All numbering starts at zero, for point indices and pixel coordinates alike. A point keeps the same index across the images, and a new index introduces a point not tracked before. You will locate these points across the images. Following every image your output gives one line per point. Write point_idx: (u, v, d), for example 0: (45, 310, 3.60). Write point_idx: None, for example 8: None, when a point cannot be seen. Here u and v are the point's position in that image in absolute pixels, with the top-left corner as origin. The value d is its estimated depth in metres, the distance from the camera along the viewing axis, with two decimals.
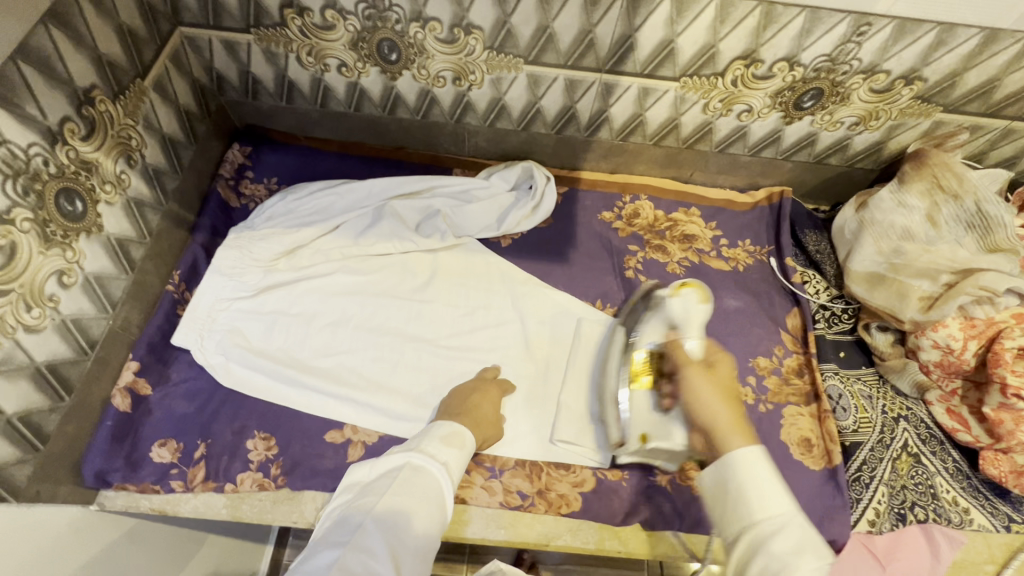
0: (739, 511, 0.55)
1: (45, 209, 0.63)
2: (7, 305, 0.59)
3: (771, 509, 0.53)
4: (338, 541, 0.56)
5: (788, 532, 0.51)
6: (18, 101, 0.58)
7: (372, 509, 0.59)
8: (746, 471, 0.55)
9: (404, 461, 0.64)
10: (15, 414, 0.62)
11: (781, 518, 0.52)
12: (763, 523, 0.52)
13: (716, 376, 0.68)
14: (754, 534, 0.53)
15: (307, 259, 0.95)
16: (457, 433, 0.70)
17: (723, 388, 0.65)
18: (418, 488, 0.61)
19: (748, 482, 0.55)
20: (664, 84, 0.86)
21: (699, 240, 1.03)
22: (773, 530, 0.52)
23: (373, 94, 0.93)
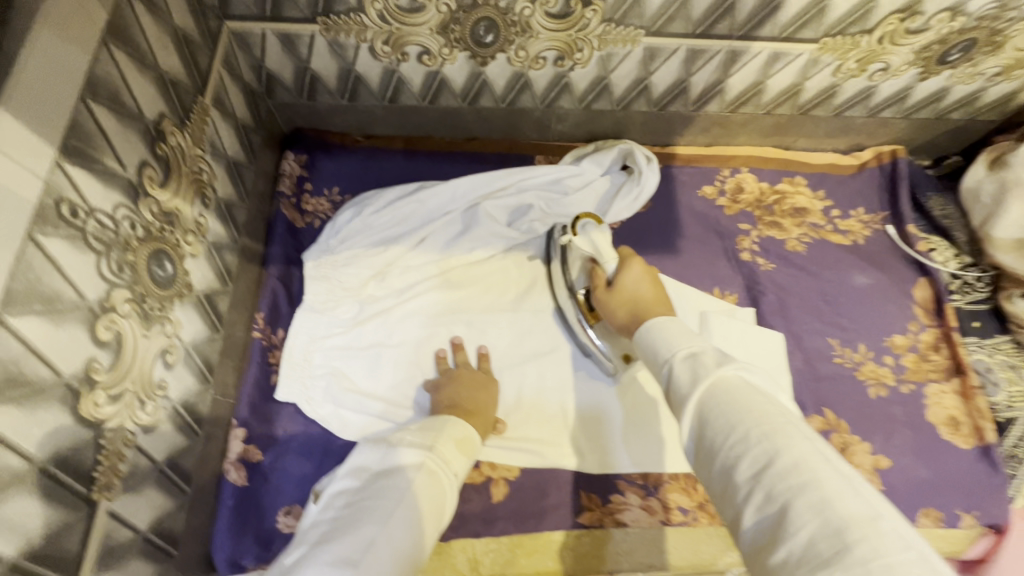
0: (650, 371, 0.50)
1: (140, 282, 0.51)
2: (124, 409, 0.48)
3: (678, 349, 0.47)
4: (339, 554, 0.45)
5: (695, 365, 0.44)
6: (96, 154, 0.45)
7: (384, 521, 0.48)
8: (658, 324, 0.51)
9: (419, 463, 0.54)
10: (149, 528, 0.53)
11: (690, 356, 0.46)
12: (665, 367, 0.47)
13: (618, 295, 0.66)
14: (665, 371, 0.47)
15: (398, 281, 0.82)
16: (468, 433, 0.62)
17: (626, 304, 0.64)
18: (431, 498, 0.52)
19: (656, 338, 0.50)
20: (800, 47, 0.75)
21: (811, 213, 0.95)
22: (672, 373, 0.46)
23: (455, 83, 0.80)
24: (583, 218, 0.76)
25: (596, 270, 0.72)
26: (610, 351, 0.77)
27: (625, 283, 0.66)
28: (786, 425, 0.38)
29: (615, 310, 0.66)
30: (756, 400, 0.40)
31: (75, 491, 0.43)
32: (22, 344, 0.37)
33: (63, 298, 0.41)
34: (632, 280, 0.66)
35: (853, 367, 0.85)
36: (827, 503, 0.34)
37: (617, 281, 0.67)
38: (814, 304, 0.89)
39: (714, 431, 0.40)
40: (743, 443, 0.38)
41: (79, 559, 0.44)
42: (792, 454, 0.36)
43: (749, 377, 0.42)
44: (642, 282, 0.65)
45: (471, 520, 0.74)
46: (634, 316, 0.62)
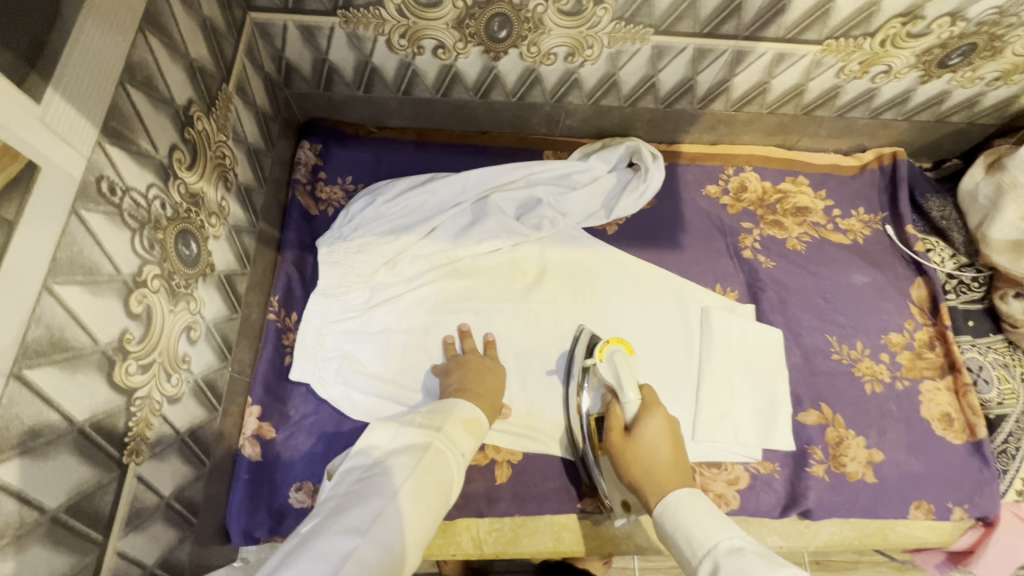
0: (686, 562, 0.56)
1: (168, 260, 0.53)
2: (153, 379, 0.51)
3: (718, 542, 0.53)
4: (350, 524, 0.47)
5: (739, 562, 0.50)
6: (132, 135, 0.47)
7: (392, 494, 0.50)
8: (688, 511, 0.58)
9: (428, 442, 0.57)
10: (172, 495, 0.55)
11: (731, 552, 0.52)
12: (704, 562, 0.53)
13: (638, 447, 0.67)
14: (701, 574, 0.53)
15: (409, 268, 0.84)
16: (474, 418, 0.64)
17: (646, 464, 0.65)
18: (438, 475, 0.54)
19: (693, 524, 0.56)
20: (805, 48, 0.77)
21: (812, 212, 0.97)
22: (715, 568, 0.52)
23: (468, 77, 0.82)
24: (609, 347, 0.76)
25: (614, 406, 0.72)
26: (613, 493, 0.74)
27: (645, 438, 0.67)
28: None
29: (632, 464, 0.66)
30: None
31: (108, 453, 0.45)
32: (65, 311, 0.40)
33: (101, 272, 0.44)
34: (654, 434, 0.67)
35: (849, 362, 0.87)
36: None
37: (636, 433, 0.68)
38: (813, 300, 0.91)
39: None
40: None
41: (110, 519, 0.46)
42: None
43: (796, 573, 0.48)
44: (663, 438, 0.67)
45: (476, 501, 0.77)
46: (655, 484, 0.63)
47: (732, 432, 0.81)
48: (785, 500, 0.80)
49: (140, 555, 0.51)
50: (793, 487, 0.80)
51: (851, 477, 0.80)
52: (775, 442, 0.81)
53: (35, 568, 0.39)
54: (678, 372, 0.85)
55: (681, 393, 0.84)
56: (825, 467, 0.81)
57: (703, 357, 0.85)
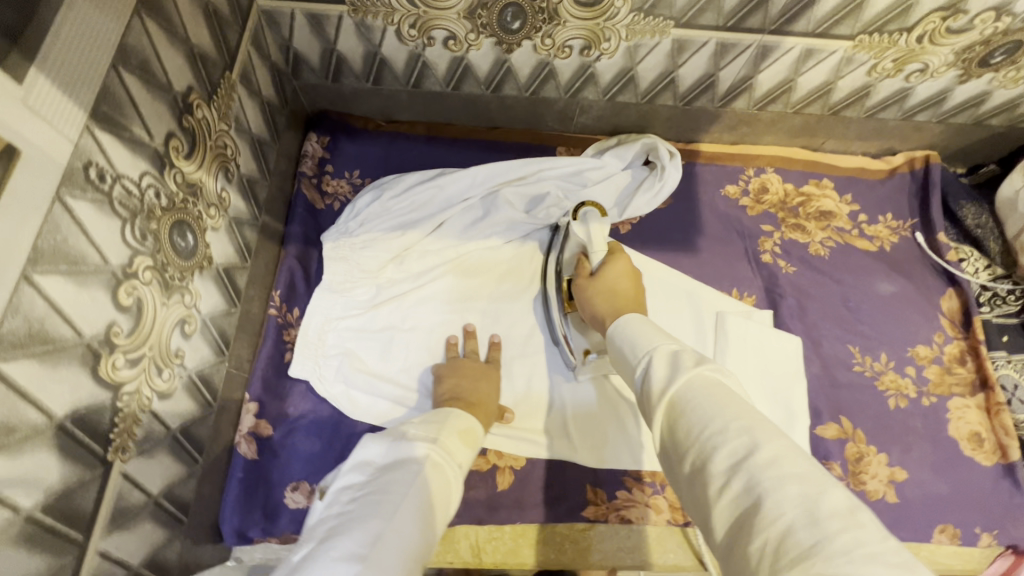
0: (627, 368, 0.49)
1: (161, 251, 0.51)
2: (142, 374, 0.49)
3: (660, 346, 0.46)
4: (349, 550, 0.43)
5: (675, 360, 0.43)
6: (125, 121, 0.45)
7: (391, 513, 0.47)
8: (636, 326, 0.51)
9: (424, 455, 0.54)
10: (161, 493, 0.54)
11: (671, 352, 0.44)
12: (643, 358, 0.46)
13: (601, 281, 0.67)
14: (638, 372, 0.46)
15: (414, 265, 0.82)
16: (469, 426, 0.62)
17: (605, 293, 0.65)
18: (436, 490, 0.51)
19: (636, 337, 0.49)
20: (835, 44, 0.73)
21: (837, 217, 0.93)
22: (649, 365, 0.45)
23: (479, 70, 0.80)
24: (582, 208, 0.78)
25: (583, 259, 0.74)
26: (577, 346, 0.76)
27: (608, 276, 0.68)
28: (762, 425, 0.36)
29: (592, 298, 0.67)
30: (731, 397, 0.38)
31: (92, 450, 0.44)
32: (46, 302, 0.38)
33: (87, 262, 0.42)
34: (615, 273, 0.68)
35: (872, 375, 0.83)
36: (814, 500, 0.31)
37: (601, 272, 0.69)
38: (836, 309, 0.87)
39: (682, 445, 0.38)
40: (721, 433, 0.36)
41: (93, 517, 0.44)
42: (773, 450, 0.34)
43: (726, 379, 0.40)
44: (623, 275, 0.67)
45: (476, 507, 0.74)
46: (610, 306, 0.63)
47: None
48: None
49: (126, 555, 0.49)
50: None
51: (872, 496, 0.76)
52: None
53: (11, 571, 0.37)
54: None
55: None
56: (844, 484, 0.77)
57: (717, 366, 0.82)
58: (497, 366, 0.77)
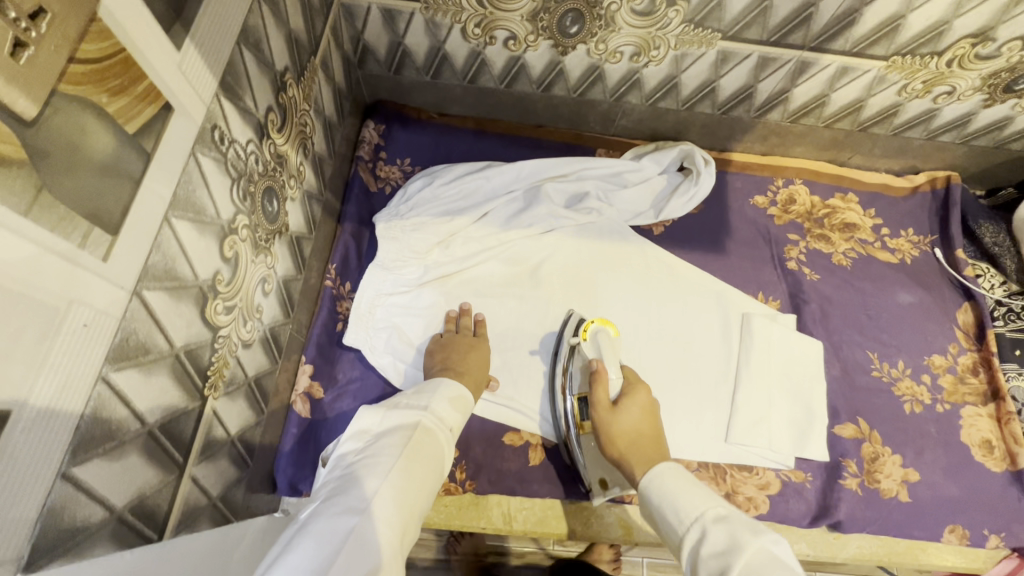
0: (670, 535, 0.54)
1: (256, 214, 0.57)
2: (232, 323, 0.54)
3: (706, 510, 0.52)
4: (350, 502, 0.46)
5: (729, 529, 0.49)
6: (241, 92, 0.51)
7: (387, 472, 0.50)
8: (673, 483, 0.58)
9: (417, 421, 0.57)
10: (236, 434, 0.59)
11: (719, 520, 0.51)
12: (692, 530, 0.52)
13: (619, 420, 0.69)
14: (688, 546, 0.51)
15: (461, 249, 0.87)
16: (459, 392, 0.66)
17: (629, 437, 0.67)
18: (428, 452, 0.55)
19: (677, 498, 0.55)
20: (869, 63, 0.78)
21: (860, 229, 0.97)
22: (703, 535, 0.50)
23: (534, 69, 0.85)
24: (592, 327, 0.80)
25: (601, 372, 0.74)
26: (592, 472, 0.74)
27: (627, 415, 0.70)
28: None
29: (616, 439, 0.68)
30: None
31: (194, 382, 0.49)
32: (177, 244, 0.43)
33: (207, 213, 0.47)
34: (633, 412, 0.70)
35: (889, 380, 0.87)
36: None
37: (622, 407, 0.71)
38: (856, 316, 0.91)
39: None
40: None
41: (189, 444, 0.49)
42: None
43: (777, 551, 0.46)
44: (643, 415, 0.70)
45: (510, 479, 0.78)
46: (640, 461, 0.64)
47: (766, 437, 0.81)
48: (816, 509, 0.80)
49: (208, 485, 0.54)
50: (824, 497, 0.80)
51: (885, 494, 0.80)
52: (810, 451, 0.81)
53: (134, 476, 0.42)
54: (715, 375, 0.86)
55: (717, 395, 0.85)
56: (859, 480, 0.81)
57: (742, 362, 0.86)
58: (485, 341, 0.81)
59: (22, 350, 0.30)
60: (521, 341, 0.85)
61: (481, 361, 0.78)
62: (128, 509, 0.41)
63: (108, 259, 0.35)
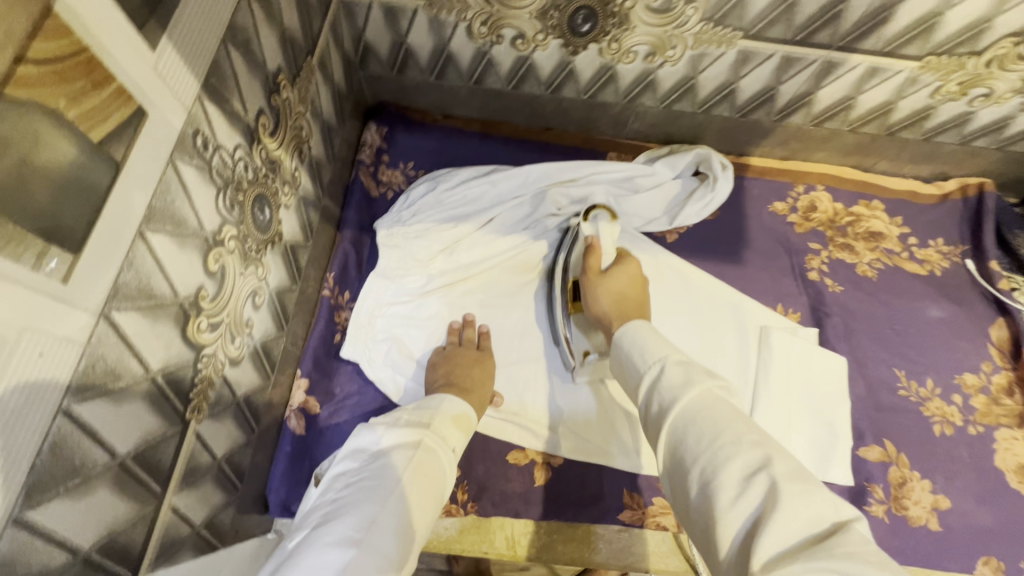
0: (630, 374, 0.52)
1: (245, 223, 0.53)
2: (219, 340, 0.51)
3: (669, 354, 0.49)
4: (344, 532, 0.42)
5: (687, 368, 0.46)
6: (227, 94, 0.47)
7: (385, 498, 0.46)
8: (642, 334, 0.54)
9: (418, 439, 0.53)
10: (223, 457, 0.55)
11: (682, 362, 0.48)
12: (653, 367, 0.49)
13: (609, 282, 0.70)
14: (645, 381, 0.49)
15: (465, 257, 0.84)
16: (460, 410, 0.62)
17: (614, 297, 0.68)
18: (430, 474, 0.51)
19: (644, 344, 0.52)
20: (901, 64, 0.73)
21: (886, 238, 0.92)
22: (662, 372, 0.48)
23: (543, 70, 0.81)
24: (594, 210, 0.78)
25: (594, 245, 0.74)
26: (577, 345, 0.76)
27: (617, 279, 0.70)
28: (765, 439, 0.40)
29: (601, 299, 0.69)
30: (734, 416, 0.42)
31: (175, 407, 0.45)
32: (154, 261, 0.40)
33: (188, 225, 0.44)
34: (624, 276, 0.71)
35: (917, 400, 0.82)
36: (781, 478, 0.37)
37: (611, 273, 0.71)
38: (882, 331, 0.86)
39: (700, 430, 0.42)
40: (731, 446, 0.39)
41: (169, 472, 0.46)
42: (782, 462, 0.38)
43: (729, 398, 0.44)
44: (633, 280, 0.70)
45: (513, 500, 0.75)
46: (619, 314, 0.65)
47: None
48: None
49: (191, 512, 0.51)
50: None
51: (913, 522, 0.75)
52: (833, 475, 0.76)
53: (103, 512, 0.38)
54: (731, 392, 0.82)
55: None
56: (885, 507, 0.76)
57: (760, 378, 0.82)
58: (489, 355, 0.77)
59: None
60: (527, 354, 0.81)
61: (484, 376, 0.74)
62: (96, 550, 0.38)
63: (68, 281, 0.32)
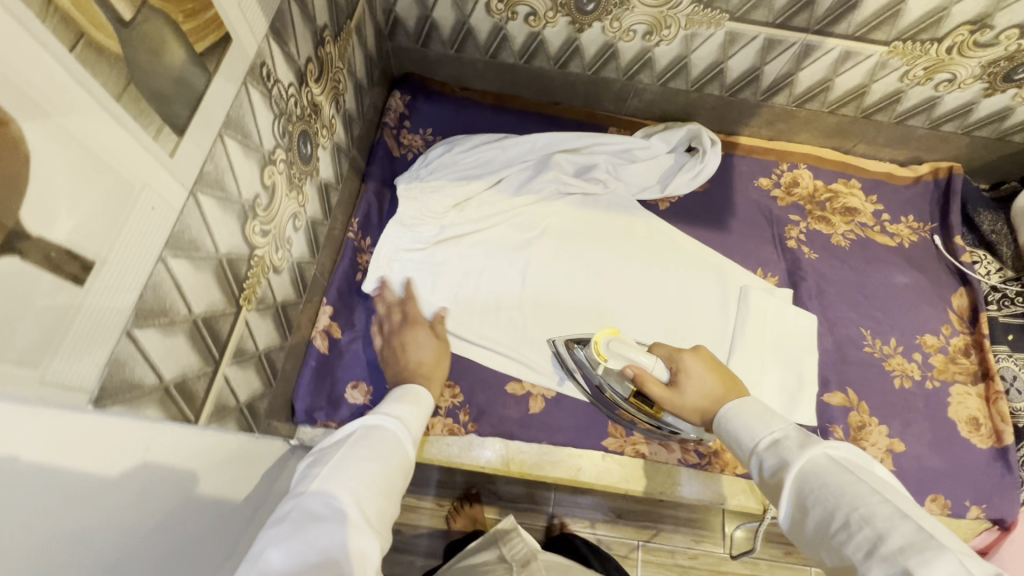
0: (738, 456, 0.59)
1: (292, 151, 0.63)
2: (267, 246, 0.61)
3: (760, 438, 0.56)
4: (297, 509, 0.48)
5: (779, 450, 0.53)
6: (287, 38, 0.57)
7: (332, 472, 0.51)
8: (739, 414, 0.60)
9: (364, 425, 0.59)
10: (263, 351, 0.65)
11: (776, 442, 0.54)
12: (753, 458, 0.56)
13: (684, 397, 0.69)
14: (754, 464, 0.56)
15: (475, 212, 0.93)
16: (410, 391, 0.68)
17: (702, 405, 0.68)
18: (379, 445, 0.56)
19: (740, 425, 0.59)
20: (871, 48, 0.82)
21: (861, 213, 1.01)
22: (762, 461, 0.54)
23: (552, 45, 0.91)
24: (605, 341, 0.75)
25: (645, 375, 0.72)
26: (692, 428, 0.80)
27: (688, 385, 0.69)
28: (883, 509, 0.44)
29: (692, 414, 0.69)
30: (850, 488, 0.46)
31: (232, 290, 0.55)
32: (227, 159, 0.50)
33: (252, 139, 0.54)
34: (693, 377, 0.70)
35: (881, 356, 0.90)
36: (899, 547, 0.41)
37: (680, 384, 0.70)
38: (852, 294, 0.94)
39: (815, 512, 0.47)
40: (845, 530, 0.45)
41: (225, 345, 0.55)
42: (900, 533, 0.42)
43: (837, 460, 0.49)
44: (702, 377, 0.70)
45: (510, 424, 0.83)
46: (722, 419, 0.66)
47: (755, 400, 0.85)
48: None
49: (237, 390, 0.60)
50: None
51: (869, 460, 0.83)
52: (798, 415, 0.85)
53: (180, 356, 0.48)
54: (712, 342, 0.90)
55: None
56: None
57: (737, 330, 0.90)
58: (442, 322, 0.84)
59: (104, 225, 0.36)
60: (526, 300, 0.91)
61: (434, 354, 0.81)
62: (174, 384, 0.47)
63: (173, 156, 0.42)
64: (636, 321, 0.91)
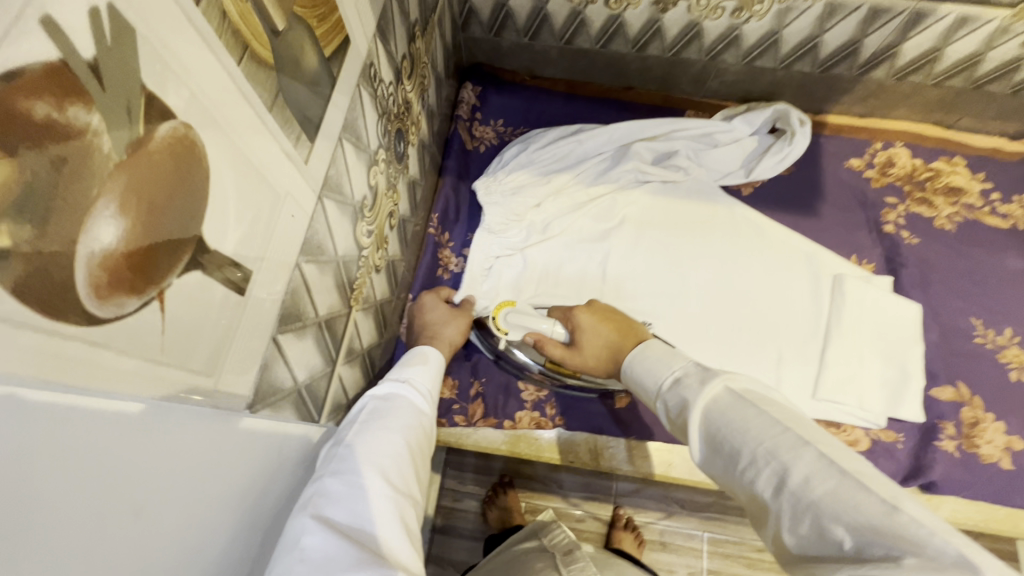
0: (643, 398, 0.54)
1: (390, 150, 0.63)
2: (372, 245, 0.62)
3: (662, 379, 0.51)
4: (342, 469, 0.47)
5: (680, 391, 0.48)
6: (389, 35, 0.57)
7: (371, 434, 0.51)
8: (642, 354, 0.55)
9: (392, 390, 0.59)
10: (367, 345, 0.66)
11: (677, 380, 0.49)
12: (657, 402, 0.51)
13: (582, 351, 0.64)
14: (659, 406, 0.51)
15: (553, 207, 0.91)
16: (423, 351, 0.67)
17: (601, 355, 0.63)
18: (408, 412, 0.57)
19: (642, 367, 0.53)
20: (992, 12, 0.75)
21: (966, 193, 0.94)
22: (667, 404, 0.50)
23: (632, 28, 0.87)
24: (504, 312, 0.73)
25: (543, 340, 0.67)
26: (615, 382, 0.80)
27: (584, 337, 0.65)
28: (780, 437, 0.41)
29: (593, 364, 0.64)
30: (752, 418, 0.43)
31: (345, 291, 0.55)
32: (345, 164, 0.50)
33: (362, 141, 0.54)
34: (587, 328, 0.65)
35: (993, 347, 0.84)
36: (807, 481, 0.38)
37: (576, 339, 0.65)
38: (958, 282, 0.89)
39: (724, 453, 0.44)
40: (753, 467, 0.42)
41: (339, 344, 0.56)
42: (803, 463, 0.39)
43: (739, 394, 0.45)
44: (597, 325, 0.64)
45: (596, 417, 0.83)
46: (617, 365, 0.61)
47: (853, 394, 0.81)
48: (913, 467, 0.78)
49: (348, 387, 0.62)
50: (919, 459, 0.78)
51: (985, 459, 0.77)
52: (903, 410, 0.80)
53: (308, 358, 0.49)
54: (804, 333, 0.86)
55: (804, 355, 0.85)
56: (956, 443, 0.78)
57: (831, 321, 0.86)
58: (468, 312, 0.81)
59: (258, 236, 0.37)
60: (607, 294, 0.88)
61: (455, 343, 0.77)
62: (303, 385, 0.49)
63: (308, 162, 0.42)
64: (721, 312, 0.88)
